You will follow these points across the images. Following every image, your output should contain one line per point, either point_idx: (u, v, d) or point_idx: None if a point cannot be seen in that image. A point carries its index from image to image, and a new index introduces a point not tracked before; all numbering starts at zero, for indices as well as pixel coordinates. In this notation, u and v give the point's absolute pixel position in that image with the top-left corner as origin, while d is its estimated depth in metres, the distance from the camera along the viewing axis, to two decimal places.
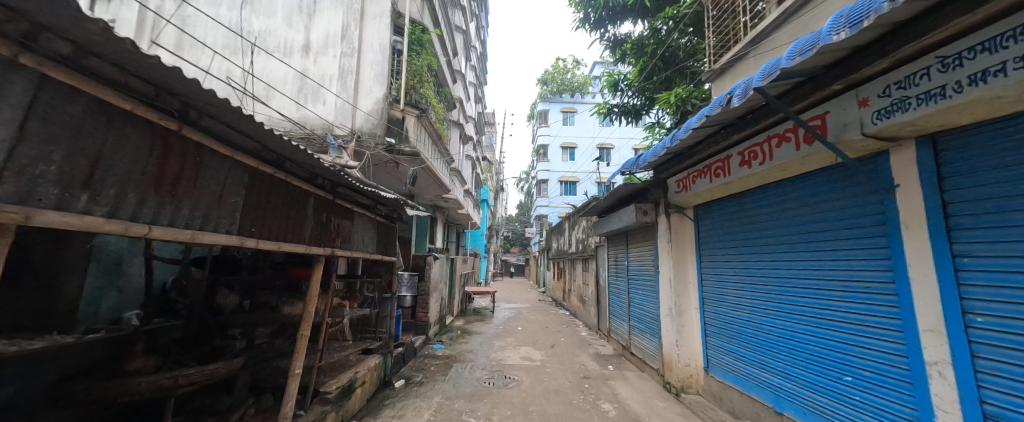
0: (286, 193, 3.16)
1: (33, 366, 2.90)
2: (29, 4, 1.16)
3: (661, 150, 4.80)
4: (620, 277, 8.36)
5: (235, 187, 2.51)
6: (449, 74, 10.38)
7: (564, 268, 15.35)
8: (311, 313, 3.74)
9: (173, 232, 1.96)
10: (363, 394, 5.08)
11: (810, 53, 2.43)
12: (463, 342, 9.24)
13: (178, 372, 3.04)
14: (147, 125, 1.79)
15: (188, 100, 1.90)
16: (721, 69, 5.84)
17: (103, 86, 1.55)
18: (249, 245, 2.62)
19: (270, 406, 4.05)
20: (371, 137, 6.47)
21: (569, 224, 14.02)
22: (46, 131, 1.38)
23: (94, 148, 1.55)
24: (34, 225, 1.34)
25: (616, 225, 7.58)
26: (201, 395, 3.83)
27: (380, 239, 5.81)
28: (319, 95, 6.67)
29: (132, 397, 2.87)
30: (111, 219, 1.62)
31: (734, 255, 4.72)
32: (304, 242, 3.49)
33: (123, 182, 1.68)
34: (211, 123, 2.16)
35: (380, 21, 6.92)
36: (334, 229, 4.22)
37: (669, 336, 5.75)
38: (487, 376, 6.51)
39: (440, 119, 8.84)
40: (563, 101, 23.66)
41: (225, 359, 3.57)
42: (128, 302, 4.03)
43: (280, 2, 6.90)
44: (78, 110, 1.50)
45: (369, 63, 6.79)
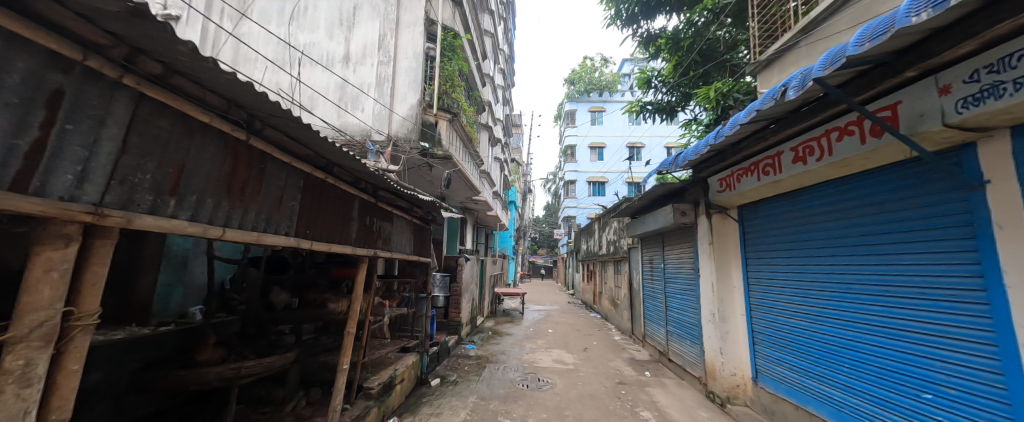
0: (334, 197, 3.34)
1: (120, 355, 3.24)
2: (132, 30, 1.29)
3: (703, 147, 4.57)
4: (656, 280, 8.05)
5: (292, 191, 2.69)
6: (478, 79, 10.52)
7: (594, 271, 15.06)
8: (356, 312, 3.90)
9: (242, 234, 2.13)
10: (402, 391, 5.25)
11: (882, 38, 2.22)
12: (494, 342, 9.30)
13: (241, 363, 3.29)
14: (221, 136, 1.96)
15: (254, 112, 2.04)
16: (767, 61, 5.48)
17: (187, 102, 1.71)
18: (303, 246, 2.79)
19: (318, 398, 4.28)
20: (406, 143, 6.69)
21: (599, 225, 13.73)
22: (142, 144, 1.54)
23: (180, 158, 1.72)
24: (135, 228, 1.49)
25: (651, 226, 7.31)
26: (258, 386, 4.11)
27: (416, 240, 5.97)
28: (359, 102, 6.98)
29: (201, 386, 3.13)
30: (193, 222, 1.79)
31: (786, 258, 4.40)
32: (350, 244, 3.66)
33: (201, 188, 1.84)
34: (272, 132, 2.32)
35: (414, 29, 7.14)
36: (376, 232, 4.40)
37: (713, 344, 5.44)
38: (520, 377, 6.52)
39: (471, 122, 8.96)
40: (592, 101, 23.23)
41: (281, 353, 3.81)
42: (196, 298, 4.41)
43: (323, 16, 7.31)
44: (166, 124, 1.65)
45: (404, 70, 7.01)
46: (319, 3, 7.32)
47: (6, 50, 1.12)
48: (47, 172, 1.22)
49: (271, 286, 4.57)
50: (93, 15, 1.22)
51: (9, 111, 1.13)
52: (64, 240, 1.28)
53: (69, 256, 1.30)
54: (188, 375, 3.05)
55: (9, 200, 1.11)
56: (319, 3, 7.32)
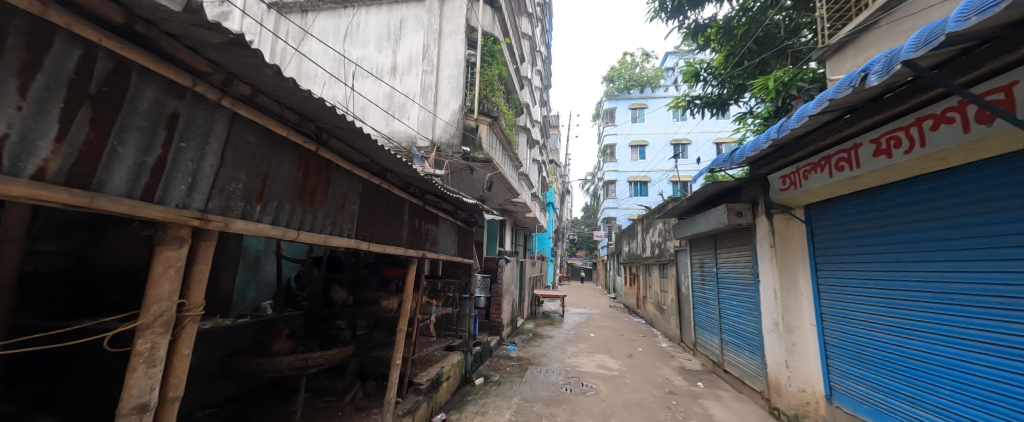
0: (387, 201, 3.54)
1: (211, 343, 3.67)
2: (231, 59, 1.47)
3: (765, 142, 4.22)
4: (707, 285, 7.57)
5: (353, 197, 2.89)
6: (517, 82, 10.58)
7: (637, 274, 14.48)
8: (407, 310, 4.08)
9: (313, 236, 2.34)
10: (448, 388, 5.41)
11: (994, 10, 1.92)
12: (535, 344, 9.29)
13: (307, 355, 3.58)
14: (295, 148, 2.17)
15: (322, 125, 2.23)
16: (839, 45, 4.96)
17: (269, 118, 1.91)
18: (362, 248, 2.98)
19: (374, 391, 4.53)
20: (449, 147, 6.89)
21: (641, 227, 13.20)
22: (236, 157, 1.75)
23: (264, 169, 1.93)
24: (231, 231, 1.71)
25: (702, 228, 6.89)
26: (322, 376, 4.45)
27: (459, 242, 6.14)
28: (406, 110, 7.26)
29: (275, 373, 3.46)
30: (274, 225, 2.00)
31: (865, 264, 3.93)
32: (401, 245, 3.85)
33: (280, 195, 2.05)
34: (337, 143, 2.51)
35: (456, 37, 7.32)
36: (424, 234, 4.58)
37: (776, 356, 4.99)
38: (563, 381, 6.45)
39: (510, 125, 9.07)
40: (633, 98, 22.41)
41: (340, 346, 4.10)
42: (268, 294, 4.87)
43: (373, 31, 7.73)
44: (254, 139, 1.86)
45: (447, 77, 7.21)
46: (369, 19, 7.77)
47: (139, 80, 1.31)
48: (167, 184, 1.43)
49: (331, 284, 4.93)
50: (200, 47, 1.40)
51: (141, 133, 1.34)
52: (179, 242, 1.49)
53: (182, 255, 1.51)
54: (265, 363, 3.39)
55: (142, 208, 1.32)
56: (369, 20, 7.76)
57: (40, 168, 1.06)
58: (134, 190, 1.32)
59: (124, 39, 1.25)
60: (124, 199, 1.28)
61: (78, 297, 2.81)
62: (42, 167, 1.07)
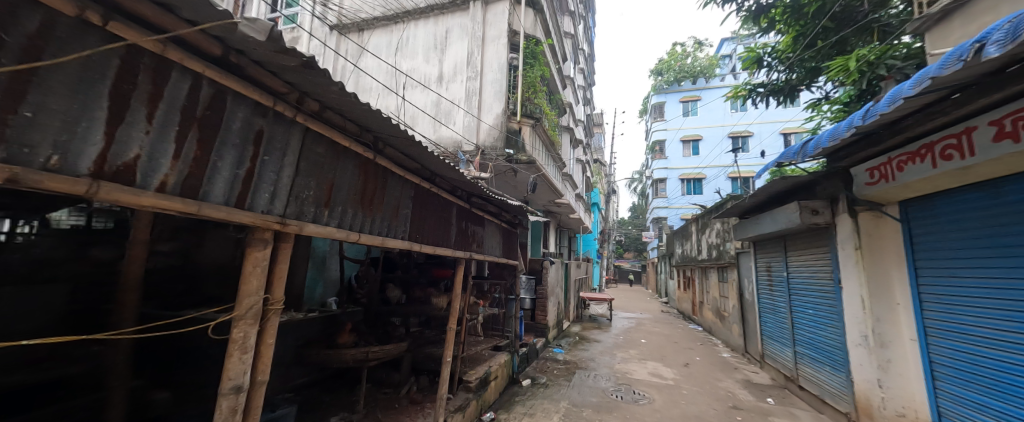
0: (436, 205, 3.69)
1: (288, 334, 4.09)
2: (305, 79, 1.63)
3: (848, 130, 3.76)
4: (776, 291, 6.90)
5: (406, 201, 3.06)
6: (559, 81, 10.47)
7: (691, 277, 13.63)
8: (456, 309, 4.20)
9: (372, 238, 2.51)
10: (496, 387, 5.50)
11: None
12: (582, 348, 9.11)
13: (368, 348, 3.85)
14: (356, 157, 2.35)
15: (379, 134, 2.39)
16: (941, 14, 4.29)
17: (334, 131, 2.10)
18: (415, 249, 3.14)
19: (427, 386, 4.74)
20: (493, 150, 7.01)
21: (696, 227, 12.41)
22: (308, 167, 1.95)
23: (330, 177, 2.11)
24: (304, 234, 1.89)
25: (768, 228, 6.30)
26: (380, 370, 4.75)
27: (504, 243, 6.21)
28: (452, 116, 7.48)
29: (341, 364, 3.76)
30: (339, 229, 2.19)
31: (987, 272, 3.34)
32: (450, 246, 4.00)
33: (343, 201, 2.24)
34: (391, 151, 2.68)
35: (498, 42, 7.45)
36: (471, 236, 4.72)
37: (867, 373, 4.35)
38: (612, 387, 6.26)
39: (553, 125, 9.02)
40: (684, 90, 21.15)
41: (396, 342, 4.34)
42: (333, 291, 5.31)
43: (421, 43, 8.07)
44: (321, 150, 2.05)
45: (491, 82, 7.34)
46: (417, 32, 8.13)
47: (232, 103, 1.52)
48: (253, 194, 1.63)
49: (387, 283, 5.24)
50: (280, 71, 1.57)
51: (234, 149, 1.54)
52: (264, 243, 1.68)
53: (267, 255, 1.70)
54: (332, 354, 3.70)
55: (237, 214, 1.52)
56: (418, 33, 8.12)
57: (161, 182, 1.27)
58: (230, 199, 1.52)
59: (221, 69, 1.45)
60: (223, 206, 1.48)
61: (186, 292, 3.29)
62: (163, 181, 1.28)
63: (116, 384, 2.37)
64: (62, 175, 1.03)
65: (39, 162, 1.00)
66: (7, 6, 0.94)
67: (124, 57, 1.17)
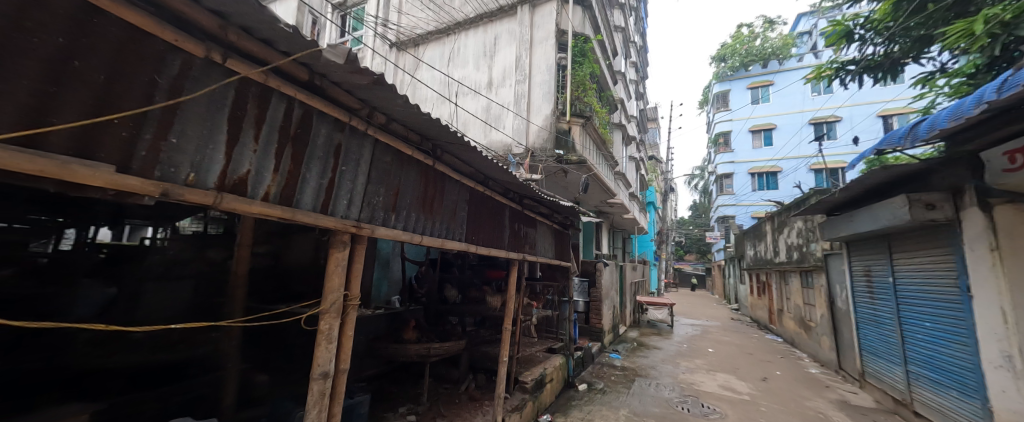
0: (490, 207, 3.79)
1: (360, 328, 4.46)
2: (375, 95, 1.78)
3: (978, 106, 3.11)
4: (878, 300, 5.97)
5: (462, 204, 3.18)
6: (610, 77, 10.11)
7: (767, 282, 12.31)
8: (510, 310, 4.24)
9: (434, 240, 2.65)
10: (551, 390, 5.48)
11: None
12: (641, 355, 8.69)
13: (429, 345, 4.06)
14: (418, 164, 2.51)
15: (437, 142, 2.52)
16: None
17: (399, 140, 2.25)
18: (472, 250, 3.25)
19: (484, 384, 4.86)
20: (543, 152, 6.99)
21: (771, 226, 11.20)
22: (378, 175, 2.12)
23: (396, 184, 2.28)
24: (376, 236, 2.07)
25: (866, 226, 5.48)
26: (441, 365, 4.98)
27: (556, 245, 6.16)
28: (501, 120, 7.59)
29: (406, 359, 4.01)
30: (404, 231, 2.35)
31: None
32: (503, 247, 4.07)
33: (407, 205, 2.40)
34: (449, 157, 2.82)
35: (546, 44, 7.42)
36: (523, 237, 4.76)
37: (1014, 403, 3.63)
38: (677, 399, 5.88)
39: (604, 123, 8.75)
40: (752, 75, 19.23)
41: (455, 339, 4.51)
42: (396, 290, 5.67)
43: (471, 51, 8.30)
44: (388, 159, 2.22)
45: (539, 84, 7.34)
46: (468, 41, 8.38)
47: (317, 121, 1.71)
48: (334, 200, 1.82)
49: (445, 283, 5.47)
50: (354, 89, 1.74)
51: (319, 161, 1.74)
52: (343, 245, 1.87)
53: (346, 256, 1.89)
54: (398, 349, 3.96)
55: (322, 218, 1.71)
56: (467, 42, 8.36)
57: (265, 193, 1.48)
58: (317, 205, 1.72)
59: (309, 92, 1.65)
60: (312, 212, 1.68)
61: (278, 288, 3.75)
62: (267, 192, 1.49)
63: (231, 365, 2.77)
64: (196, 189, 1.25)
65: (180, 179, 1.22)
66: (158, 54, 1.16)
67: (238, 88, 1.38)
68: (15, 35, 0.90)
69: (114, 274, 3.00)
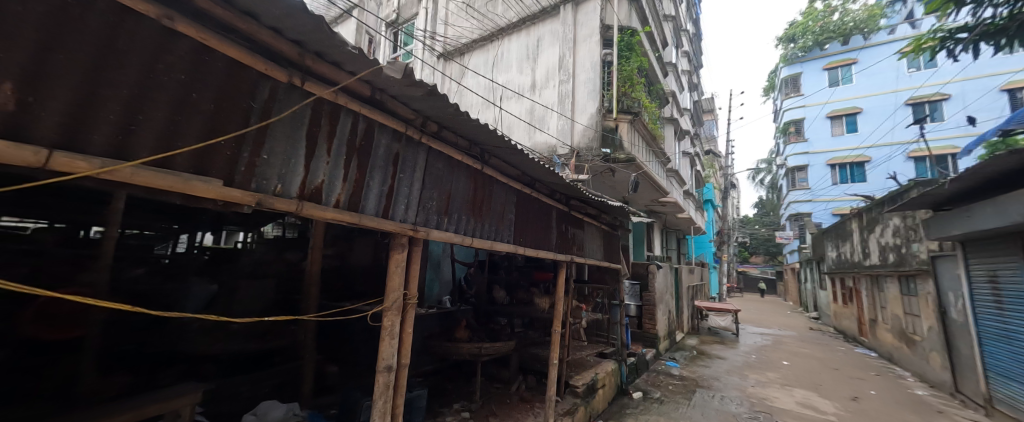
0: (537, 209, 3.80)
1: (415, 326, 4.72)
2: (429, 105, 1.88)
3: None
4: (1010, 312, 5.00)
5: (509, 207, 3.23)
6: (660, 69, 9.63)
7: (855, 288, 10.85)
8: (559, 313, 4.20)
9: (484, 242, 2.72)
10: (604, 396, 5.35)
11: None
12: (702, 365, 8.14)
13: (481, 344, 4.16)
14: (467, 168, 2.60)
15: (485, 147, 2.59)
16: None
17: (450, 147, 2.36)
18: (520, 252, 3.29)
19: (534, 385, 4.88)
20: (589, 151, 6.86)
21: (859, 223, 9.87)
22: (432, 180, 2.24)
23: (448, 188, 2.39)
24: (432, 238, 2.18)
25: (991, 223, 4.63)
26: (492, 365, 5.08)
27: (605, 246, 6.00)
28: (546, 121, 7.57)
29: (458, 357, 4.15)
30: (455, 234, 2.44)
31: None
32: (551, 249, 4.05)
33: (458, 208, 2.51)
34: (496, 161, 2.88)
35: (591, 41, 7.28)
36: (571, 238, 4.69)
37: None
38: (746, 414, 5.42)
39: (654, 118, 8.35)
40: (829, 54, 17.13)
41: (505, 340, 4.59)
42: (446, 290, 5.90)
43: (515, 55, 8.38)
44: (441, 165, 2.33)
45: (584, 82, 7.22)
46: (511, 46, 8.48)
47: (378, 133, 1.86)
48: (394, 206, 1.95)
49: (493, 284, 5.58)
50: (410, 102, 1.86)
51: (381, 170, 1.87)
52: (403, 247, 2.00)
53: (406, 258, 2.02)
54: (451, 347, 4.12)
55: (383, 222, 1.85)
56: (511, 47, 8.47)
57: (336, 200, 1.64)
58: (379, 211, 1.86)
59: (371, 106, 1.80)
60: (375, 217, 1.82)
61: (344, 287, 4.09)
62: (337, 200, 1.64)
63: (308, 356, 3.08)
64: (282, 198, 1.41)
65: (269, 190, 1.39)
66: (253, 82, 1.34)
67: (314, 108, 1.55)
68: (152, 75, 1.10)
69: (215, 273, 3.55)
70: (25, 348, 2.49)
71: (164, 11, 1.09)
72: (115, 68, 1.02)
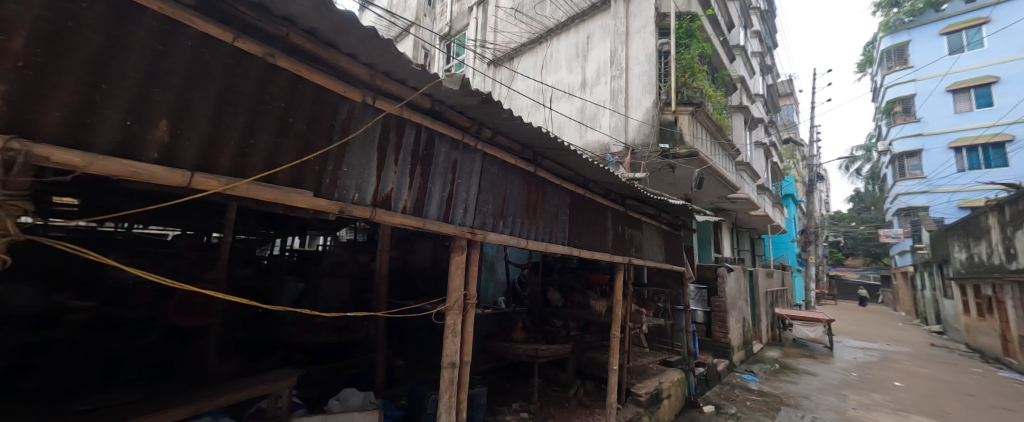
0: (592, 210, 3.74)
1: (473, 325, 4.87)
2: (484, 113, 1.95)
3: None
4: None
5: (563, 208, 3.22)
6: (725, 54, 8.86)
7: (996, 297, 8.89)
8: (618, 317, 4.06)
9: (539, 244, 2.75)
10: (670, 407, 5.06)
11: None
12: (786, 380, 7.29)
13: (537, 346, 4.17)
14: (520, 172, 2.65)
15: (537, 149, 2.61)
16: None
17: (503, 151, 2.42)
18: (576, 254, 3.25)
19: (593, 391, 4.76)
20: (645, 148, 6.54)
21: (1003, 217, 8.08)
22: (488, 184, 2.33)
23: (502, 192, 2.46)
24: (489, 241, 2.26)
25: None
26: (549, 367, 5.06)
27: (667, 248, 5.69)
28: (597, 119, 7.39)
29: (516, 357, 4.21)
30: (510, 236, 2.50)
31: None
32: (607, 251, 3.95)
33: (513, 211, 2.57)
34: (548, 162, 2.89)
35: (645, 32, 6.95)
36: (628, 239, 4.53)
37: None
38: None
39: (719, 108, 7.69)
40: (948, 16, 14.30)
41: (561, 343, 4.55)
42: (501, 292, 6.02)
43: (565, 54, 8.30)
44: (495, 169, 2.40)
45: (637, 76, 6.91)
46: (560, 45, 8.42)
47: (438, 142, 1.98)
48: (453, 211, 2.07)
49: (547, 286, 5.57)
50: (467, 110, 1.94)
51: (441, 177, 1.99)
52: (462, 249, 2.10)
53: (465, 259, 2.12)
54: (508, 347, 4.19)
55: (444, 226, 1.96)
56: (560, 47, 8.41)
57: (403, 206, 1.77)
58: (440, 215, 1.98)
59: (431, 117, 1.92)
60: (436, 221, 1.94)
61: (408, 287, 4.39)
62: (404, 206, 1.78)
63: (380, 350, 3.34)
64: (359, 206, 1.57)
65: (349, 199, 1.55)
66: (334, 104, 1.51)
67: (383, 122, 1.69)
68: (260, 104, 1.30)
69: (302, 271, 4.05)
70: (168, 335, 3.07)
71: (267, 49, 1.28)
72: (233, 101, 1.23)
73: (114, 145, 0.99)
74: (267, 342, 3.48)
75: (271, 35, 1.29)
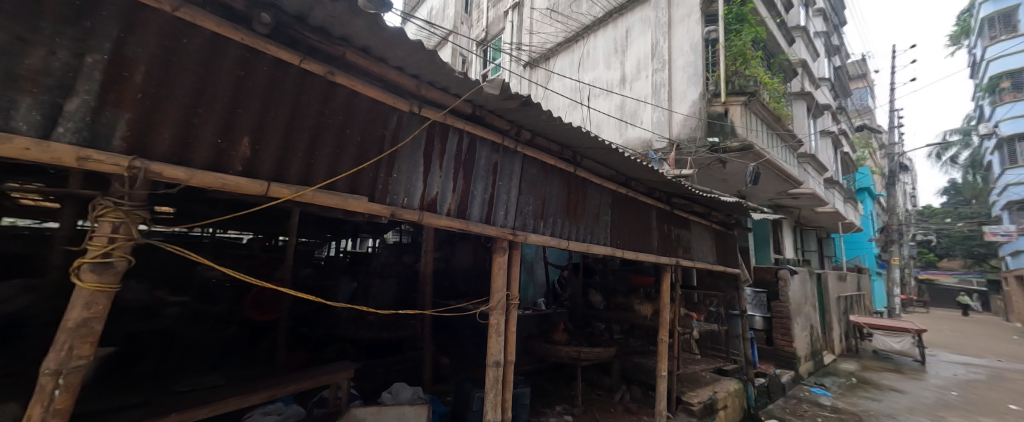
0: (635, 209, 3.62)
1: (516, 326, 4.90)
2: (523, 115, 1.98)
3: None
4: None
5: (604, 208, 3.15)
6: (783, 37, 8.14)
7: None
8: (666, 321, 3.88)
9: (581, 245, 2.72)
10: (726, 418, 4.74)
11: None
12: (865, 397, 6.52)
13: (580, 348, 4.11)
14: (560, 172, 2.64)
15: (577, 149, 2.59)
16: None
17: (543, 153, 2.43)
18: (619, 255, 3.16)
19: (640, 397, 4.58)
20: (691, 142, 6.20)
21: None
22: (528, 184, 2.35)
23: (542, 192, 2.46)
24: (530, 241, 2.28)
25: None
26: (593, 371, 4.96)
27: (718, 248, 5.35)
28: (638, 115, 7.13)
29: (558, 358, 4.18)
30: (551, 237, 2.49)
31: None
32: (652, 252, 3.80)
33: (554, 212, 2.56)
34: (588, 162, 2.85)
35: (689, 21, 6.62)
36: (675, 240, 4.33)
37: None
38: None
39: (777, 96, 7.09)
40: None
41: (605, 346, 4.46)
42: (541, 293, 6.00)
43: (603, 51, 8.12)
44: (535, 171, 2.41)
45: (682, 68, 6.59)
46: (598, 42, 8.25)
47: (480, 146, 2.03)
48: (495, 213, 2.12)
49: (588, 288, 5.47)
50: (507, 114, 1.97)
51: (482, 179, 2.04)
52: (505, 250, 2.13)
53: (507, 260, 2.15)
54: (551, 348, 4.17)
55: (486, 227, 2.01)
56: (597, 43, 8.25)
57: (447, 209, 1.85)
58: (482, 217, 2.03)
59: (472, 122, 1.98)
60: (480, 223, 1.99)
61: (451, 287, 4.53)
62: (449, 208, 1.86)
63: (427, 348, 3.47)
64: (408, 209, 1.67)
65: (399, 203, 1.65)
66: (385, 114, 1.61)
67: (428, 130, 1.78)
68: (322, 118, 1.42)
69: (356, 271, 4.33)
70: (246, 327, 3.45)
71: (328, 68, 1.40)
72: (299, 116, 1.36)
73: (208, 161, 1.14)
74: (327, 337, 3.77)
75: (330, 55, 1.41)
